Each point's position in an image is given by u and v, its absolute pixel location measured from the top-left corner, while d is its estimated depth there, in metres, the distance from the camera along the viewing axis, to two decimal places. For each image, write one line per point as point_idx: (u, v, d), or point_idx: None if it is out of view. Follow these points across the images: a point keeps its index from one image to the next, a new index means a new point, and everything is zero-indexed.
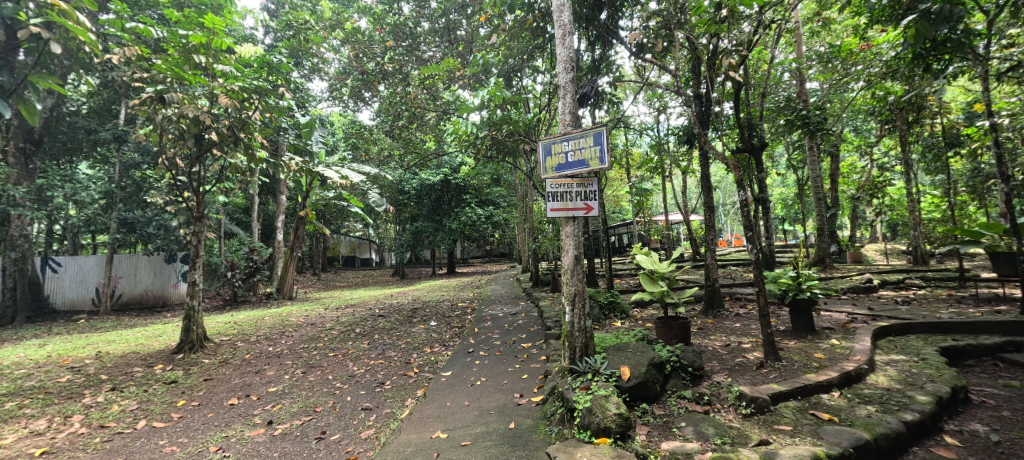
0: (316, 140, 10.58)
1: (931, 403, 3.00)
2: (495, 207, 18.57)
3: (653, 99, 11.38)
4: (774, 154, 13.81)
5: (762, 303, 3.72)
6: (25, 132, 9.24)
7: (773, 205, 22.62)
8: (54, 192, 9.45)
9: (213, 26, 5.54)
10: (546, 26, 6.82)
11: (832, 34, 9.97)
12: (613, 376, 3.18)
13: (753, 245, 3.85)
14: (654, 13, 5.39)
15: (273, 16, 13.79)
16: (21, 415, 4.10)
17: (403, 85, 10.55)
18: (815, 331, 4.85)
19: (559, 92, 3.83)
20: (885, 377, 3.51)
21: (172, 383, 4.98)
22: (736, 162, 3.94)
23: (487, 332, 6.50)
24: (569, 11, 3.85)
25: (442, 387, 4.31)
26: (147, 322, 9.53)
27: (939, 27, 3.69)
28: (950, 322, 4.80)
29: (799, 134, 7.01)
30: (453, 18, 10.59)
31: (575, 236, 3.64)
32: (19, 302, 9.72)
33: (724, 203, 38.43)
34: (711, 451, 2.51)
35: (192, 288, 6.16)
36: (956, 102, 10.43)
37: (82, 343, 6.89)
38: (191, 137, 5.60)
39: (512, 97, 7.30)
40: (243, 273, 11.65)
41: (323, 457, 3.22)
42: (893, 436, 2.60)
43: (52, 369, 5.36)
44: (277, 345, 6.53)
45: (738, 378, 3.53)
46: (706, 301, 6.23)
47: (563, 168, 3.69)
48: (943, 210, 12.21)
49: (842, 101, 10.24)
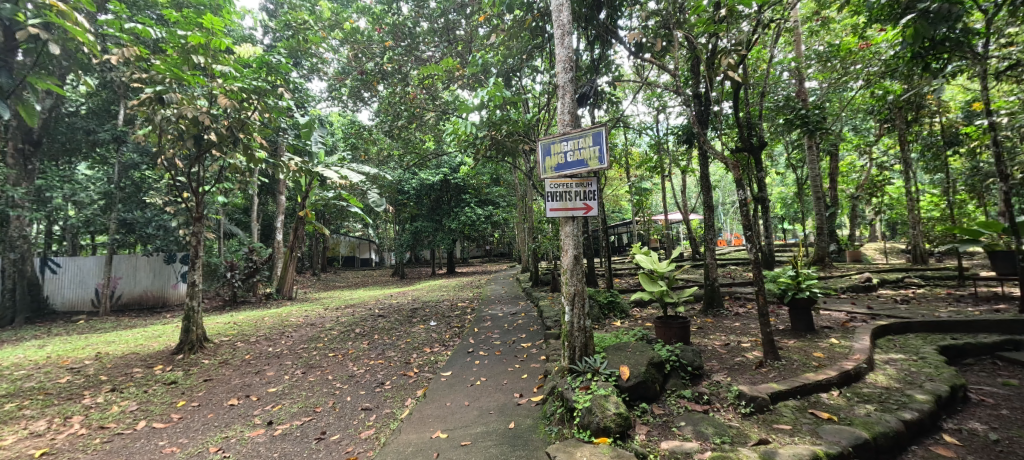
0: (315, 140, 10.59)
1: (931, 402, 3.00)
2: (495, 207, 18.58)
3: (653, 98, 11.39)
4: (773, 153, 13.82)
5: (762, 303, 3.72)
6: (24, 132, 9.24)
7: (773, 205, 22.65)
8: (53, 192, 9.44)
9: (213, 26, 5.60)
10: (545, 25, 6.82)
11: (831, 33, 9.98)
12: (613, 376, 3.18)
13: (753, 245, 3.85)
14: (653, 13, 5.40)
15: (272, 16, 13.77)
16: (21, 416, 4.09)
17: (402, 85, 10.53)
18: (814, 331, 4.86)
19: (558, 92, 3.83)
20: (884, 376, 3.52)
21: (172, 384, 4.98)
22: (735, 162, 3.94)
23: (487, 332, 6.51)
24: (568, 10, 3.84)
25: (442, 387, 4.31)
26: (146, 323, 9.51)
27: (938, 27, 3.68)
28: (950, 321, 4.81)
29: (799, 134, 7.00)
30: (452, 19, 10.56)
31: (575, 236, 3.64)
32: (19, 302, 9.73)
33: (723, 202, 38.47)
34: (711, 450, 2.51)
35: (192, 288, 6.16)
36: (956, 101, 10.42)
37: (82, 344, 6.91)
38: (190, 137, 5.60)
39: (512, 97, 7.31)
40: (243, 274, 11.66)
41: (323, 457, 3.22)
42: (892, 435, 2.61)
43: (52, 370, 5.36)
44: (277, 346, 6.55)
45: (738, 377, 3.54)
46: (706, 300, 6.23)
47: (562, 168, 3.69)
48: (942, 209, 12.23)
49: (842, 100, 10.26)
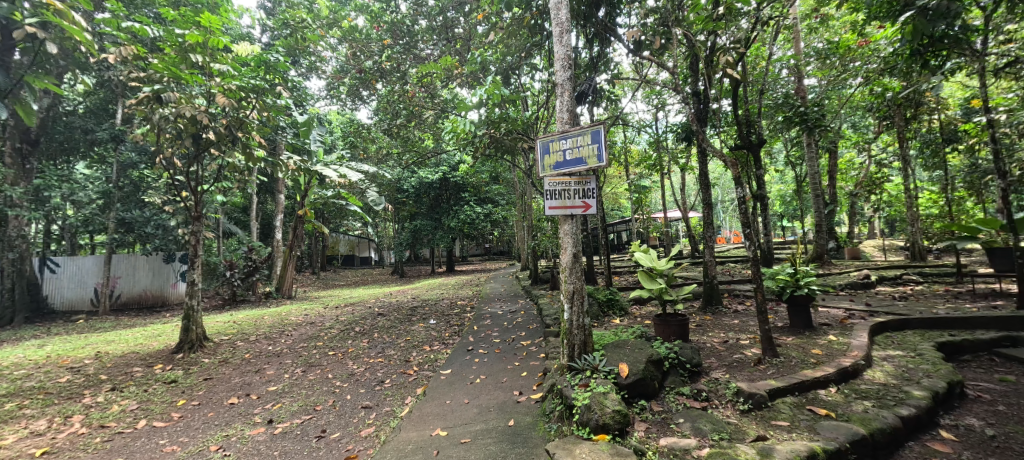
0: (313, 140, 10.54)
1: (928, 398, 3.02)
2: (495, 206, 18.63)
3: (652, 96, 11.40)
4: (773, 150, 13.80)
5: (761, 301, 3.73)
6: (21, 132, 9.21)
7: (772, 202, 22.73)
8: (51, 192, 9.41)
9: (210, 25, 5.52)
10: (544, 23, 6.73)
11: (830, 31, 9.99)
12: (612, 373, 3.19)
13: (752, 242, 3.85)
14: (651, 11, 5.39)
15: (269, 14, 13.71)
16: (21, 415, 4.10)
17: (401, 83, 10.37)
18: (813, 327, 4.88)
19: (557, 91, 3.82)
20: (882, 373, 3.54)
21: (172, 383, 4.99)
22: (734, 160, 3.93)
23: (487, 330, 6.51)
24: (566, 8, 3.83)
25: (441, 385, 4.32)
26: (146, 322, 9.47)
27: (937, 23, 3.64)
28: (948, 317, 4.83)
29: (798, 130, 7.00)
30: (450, 17, 10.61)
31: (574, 233, 3.65)
32: (19, 302, 9.74)
33: (722, 200, 38.57)
34: (709, 447, 2.53)
35: (191, 288, 6.14)
36: (955, 98, 10.44)
37: (82, 343, 6.92)
38: (188, 137, 5.60)
39: (510, 95, 7.32)
40: (242, 273, 11.65)
41: (323, 455, 3.23)
42: (888, 431, 2.63)
43: (52, 370, 5.36)
44: (277, 345, 6.53)
45: (736, 374, 3.55)
46: (705, 297, 6.23)
47: (561, 166, 3.68)
48: (941, 206, 12.25)
49: (841, 98, 10.29)
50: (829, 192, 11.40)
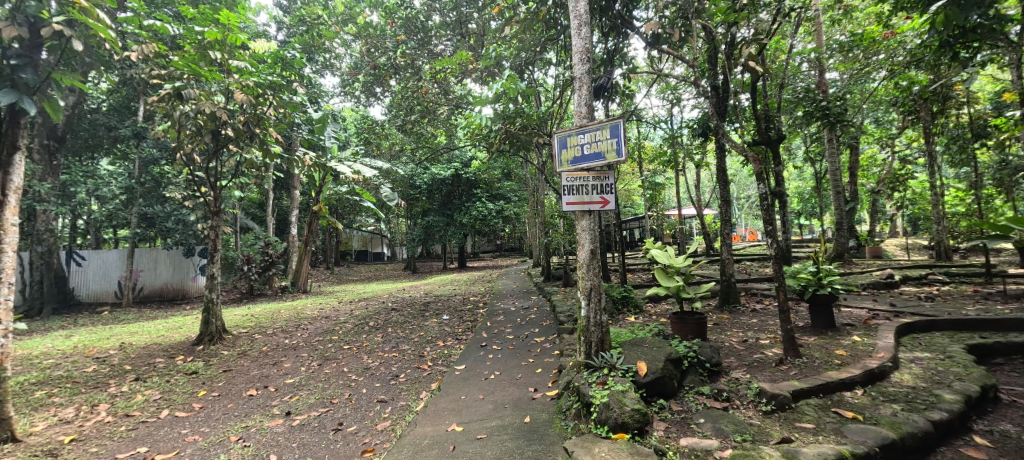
0: (328, 136, 10.75)
1: (960, 402, 2.91)
2: (507, 202, 18.58)
3: (667, 91, 11.19)
4: (791, 146, 13.45)
5: (783, 300, 3.64)
6: (48, 129, 9.52)
7: (789, 199, 22.26)
8: (76, 187, 9.69)
9: (228, 22, 5.53)
10: (559, 17, 6.64)
11: (854, 23, 9.68)
12: (630, 372, 3.14)
13: (773, 239, 3.75)
14: (670, 3, 5.27)
15: (285, 12, 13.78)
16: (50, 403, 4.22)
17: (415, 79, 10.42)
18: (835, 327, 4.76)
19: (575, 84, 3.75)
20: (910, 375, 3.42)
21: (192, 374, 5.08)
22: (756, 155, 3.80)
23: (500, 326, 6.53)
24: (585, 1, 3.76)
25: (455, 380, 4.34)
26: (168, 315, 9.70)
27: (970, 12, 3.48)
28: (978, 318, 4.65)
29: (819, 126, 6.82)
30: (464, 12, 10.44)
31: (591, 230, 3.59)
32: (47, 293, 10.12)
33: (737, 197, 38.14)
34: (731, 449, 2.48)
35: (211, 281, 6.24)
36: (988, 91, 10.01)
37: (106, 335, 7.07)
38: (208, 133, 5.71)
39: (526, 90, 7.21)
40: (259, 267, 11.88)
41: (340, 448, 3.26)
42: (919, 436, 2.54)
43: (79, 359, 5.52)
44: (293, 338, 6.64)
45: (757, 374, 3.47)
46: (721, 296, 6.12)
47: (579, 161, 3.62)
48: (968, 203, 11.87)
49: (864, 92, 10.00)
50: (850, 189, 11.09)
